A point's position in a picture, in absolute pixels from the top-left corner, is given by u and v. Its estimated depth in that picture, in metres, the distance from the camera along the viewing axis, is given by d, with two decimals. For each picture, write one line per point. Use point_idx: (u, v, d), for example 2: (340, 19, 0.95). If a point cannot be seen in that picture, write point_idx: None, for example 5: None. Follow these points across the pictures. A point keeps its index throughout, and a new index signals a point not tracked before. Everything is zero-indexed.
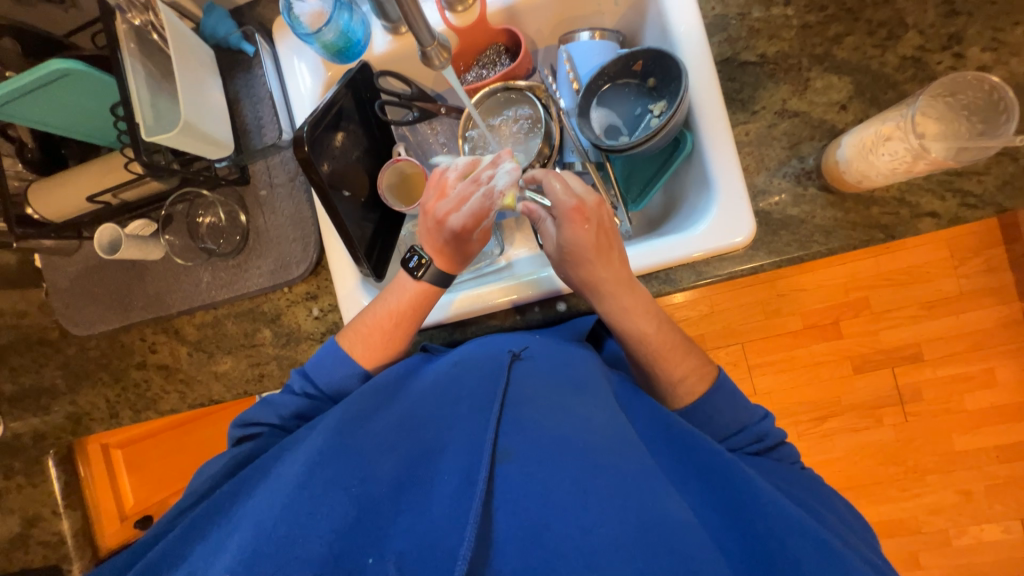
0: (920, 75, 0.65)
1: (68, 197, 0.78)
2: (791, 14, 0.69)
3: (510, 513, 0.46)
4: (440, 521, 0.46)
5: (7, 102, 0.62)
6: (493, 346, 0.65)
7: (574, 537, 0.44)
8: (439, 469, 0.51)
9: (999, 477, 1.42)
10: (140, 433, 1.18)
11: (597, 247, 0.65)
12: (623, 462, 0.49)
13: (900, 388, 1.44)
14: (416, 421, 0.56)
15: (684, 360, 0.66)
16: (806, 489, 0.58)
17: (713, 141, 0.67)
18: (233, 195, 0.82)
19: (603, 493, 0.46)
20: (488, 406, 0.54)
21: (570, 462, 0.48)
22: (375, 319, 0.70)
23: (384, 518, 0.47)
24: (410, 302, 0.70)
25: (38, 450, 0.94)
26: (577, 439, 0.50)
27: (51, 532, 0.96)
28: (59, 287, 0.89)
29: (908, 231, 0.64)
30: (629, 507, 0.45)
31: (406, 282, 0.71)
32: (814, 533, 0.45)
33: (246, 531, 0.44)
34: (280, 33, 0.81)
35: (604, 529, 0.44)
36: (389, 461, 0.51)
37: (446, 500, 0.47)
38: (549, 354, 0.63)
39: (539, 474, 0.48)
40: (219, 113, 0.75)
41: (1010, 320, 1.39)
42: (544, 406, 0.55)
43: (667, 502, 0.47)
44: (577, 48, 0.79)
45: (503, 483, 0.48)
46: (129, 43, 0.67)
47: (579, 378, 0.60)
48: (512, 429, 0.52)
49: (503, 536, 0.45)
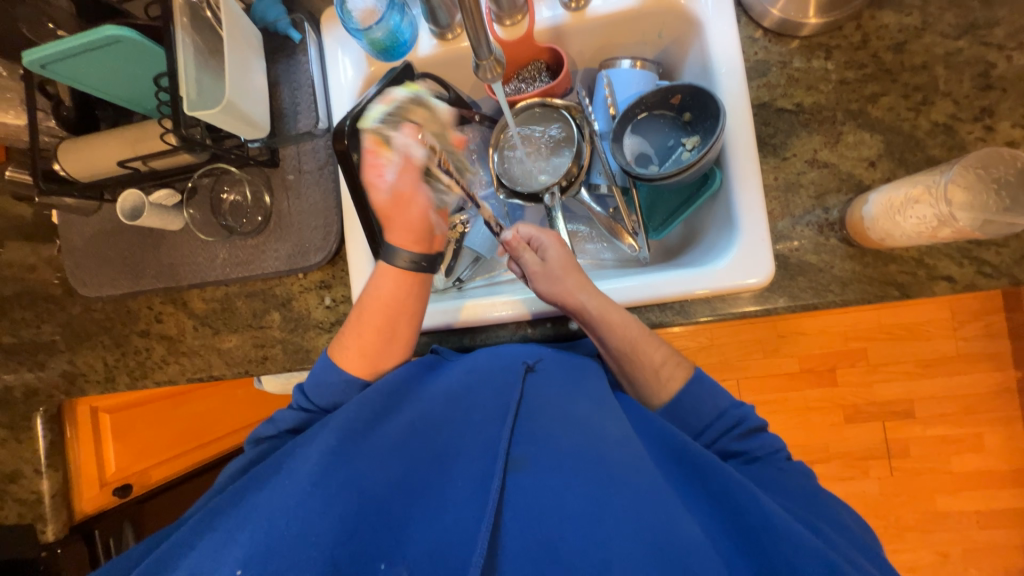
0: (950, 143, 0.66)
1: (96, 158, 0.78)
2: (831, 68, 0.70)
3: (522, 525, 0.48)
4: (452, 529, 0.48)
5: (56, 61, 0.63)
6: (506, 355, 0.64)
7: (585, 551, 0.45)
8: (450, 475, 0.53)
9: (978, 542, 1.42)
10: (129, 399, 1.13)
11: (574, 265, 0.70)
12: (634, 477, 0.50)
13: (890, 442, 1.45)
14: (427, 426, 0.57)
15: (659, 347, 0.66)
16: (836, 524, 0.54)
17: (744, 180, 0.69)
18: (261, 176, 0.83)
19: (615, 509, 0.47)
20: (502, 416, 0.55)
21: (580, 476, 0.50)
22: (362, 316, 0.68)
23: (397, 521, 0.48)
24: (392, 291, 0.69)
25: (28, 406, 0.93)
26: (588, 451, 0.52)
27: (29, 491, 0.94)
28: (72, 245, 0.89)
29: (923, 292, 0.65)
30: (641, 523, 0.46)
31: (385, 267, 0.70)
32: (835, 564, 0.44)
33: (259, 530, 0.45)
34: (328, 24, 0.83)
35: (615, 543, 0.45)
36: (399, 466, 0.52)
37: (458, 508, 0.49)
38: (563, 367, 0.63)
39: (551, 487, 0.50)
40: (260, 95, 0.76)
41: (1005, 388, 1.40)
42: (560, 420, 0.55)
43: (679, 519, 0.47)
44: (619, 74, 0.81)
45: (515, 495, 0.50)
46: (182, 18, 0.68)
47: (594, 391, 0.60)
48: (525, 440, 0.53)
49: (514, 549, 0.47)
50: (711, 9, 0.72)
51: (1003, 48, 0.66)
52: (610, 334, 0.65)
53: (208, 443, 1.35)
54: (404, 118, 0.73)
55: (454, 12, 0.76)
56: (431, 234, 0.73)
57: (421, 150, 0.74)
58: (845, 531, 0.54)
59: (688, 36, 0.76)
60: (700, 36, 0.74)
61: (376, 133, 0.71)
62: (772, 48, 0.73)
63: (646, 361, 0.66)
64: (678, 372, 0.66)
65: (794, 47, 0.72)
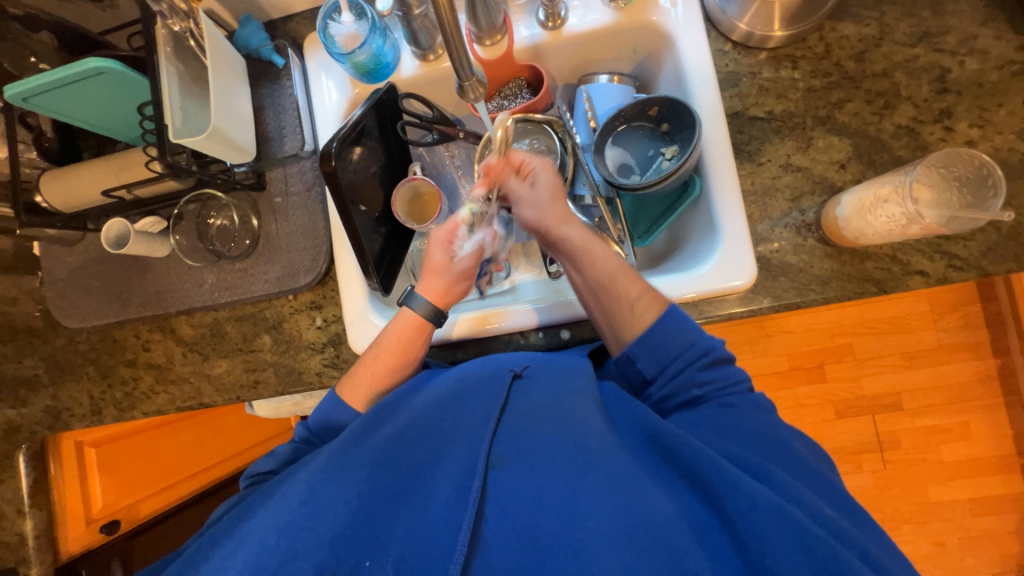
0: (914, 144, 0.70)
1: (79, 188, 0.77)
2: (798, 77, 0.74)
3: (503, 516, 0.47)
4: (436, 527, 0.47)
5: (38, 94, 0.63)
6: (496, 364, 0.65)
7: (565, 533, 0.45)
8: (434, 476, 0.52)
9: (973, 530, 1.44)
10: (116, 432, 1.09)
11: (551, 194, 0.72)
12: (610, 460, 0.50)
13: (881, 435, 1.47)
14: (413, 432, 0.55)
15: (635, 281, 0.64)
16: (795, 466, 0.51)
17: (721, 187, 0.71)
18: (248, 200, 0.83)
19: (591, 491, 0.47)
20: (488, 419, 0.55)
21: (559, 468, 0.49)
22: (376, 360, 0.69)
23: (381, 522, 0.47)
24: (409, 337, 0.70)
25: (10, 444, 0.91)
26: (566, 440, 0.51)
27: (12, 533, 0.92)
28: (55, 277, 0.87)
29: (899, 287, 0.68)
30: (617, 502, 0.46)
31: (407, 313, 0.71)
32: (787, 513, 0.43)
33: (249, 551, 0.46)
34: (311, 49, 0.84)
35: (592, 522, 0.45)
36: (384, 472, 0.51)
37: (440, 508, 0.48)
38: (553, 367, 0.63)
39: (531, 480, 0.49)
40: (245, 120, 0.77)
41: (986, 376, 1.44)
42: (545, 418, 0.55)
43: (650, 494, 0.48)
44: (597, 89, 0.83)
45: (497, 490, 0.49)
46: (165, 48, 0.68)
47: (581, 385, 0.60)
48: (508, 437, 0.53)
49: (495, 541, 0.46)
50: (681, 25, 0.75)
51: (956, 54, 0.70)
52: (588, 263, 0.67)
53: (200, 472, 1.30)
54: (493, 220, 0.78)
55: (435, 35, 0.78)
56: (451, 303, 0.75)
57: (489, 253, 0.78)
58: (806, 473, 0.51)
59: (662, 51, 0.79)
60: (673, 50, 0.77)
61: (472, 218, 0.75)
62: (741, 59, 0.76)
63: (621, 294, 0.64)
64: (653, 307, 0.62)
65: (762, 58, 0.75)
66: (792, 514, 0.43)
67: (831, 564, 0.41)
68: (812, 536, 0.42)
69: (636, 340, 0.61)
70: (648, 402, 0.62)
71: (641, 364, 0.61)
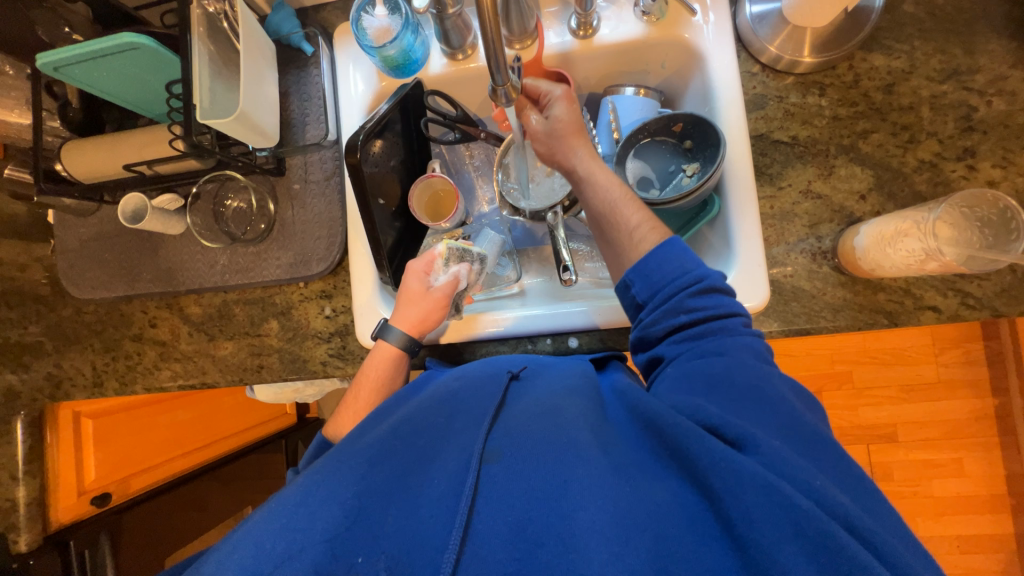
0: (935, 179, 0.70)
1: (99, 161, 0.78)
2: (824, 104, 0.74)
3: (496, 508, 0.46)
4: (431, 520, 0.47)
5: (70, 64, 0.64)
6: (494, 364, 0.68)
7: (556, 526, 0.44)
8: (429, 472, 0.51)
9: (958, 567, 1.45)
10: (115, 404, 1.09)
11: (566, 134, 0.70)
12: (599, 451, 0.49)
13: (874, 466, 1.48)
14: (411, 428, 0.56)
15: (637, 210, 0.65)
16: (789, 430, 0.46)
17: (740, 208, 0.71)
18: (266, 184, 0.83)
19: (581, 481, 0.46)
20: (483, 417, 0.56)
21: (549, 458, 0.49)
22: (359, 392, 0.73)
23: (375, 517, 0.47)
24: (388, 366, 0.73)
25: (8, 410, 0.91)
26: (558, 435, 0.51)
27: (3, 498, 0.92)
28: (67, 246, 0.87)
29: (910, 321, 0.68)
30: (607, 495, 0.45)
31: (383, 344, 0.74)
32: (773, 487, 0.40)
33: (245, 551, 0.43)
34: (341, 39, 0.84)
35: (583, 513, 0.44)
36: (379, 469, 0.50)
37: (434, 502, 0.48)
38: (549, 372, 0.65)
39: (523, 471, 0.48)
40: (271, 106, 0.77)
41: (983, 414, 1.44)
42: (535, 412, 0.55)
43: (641, 486, 0.46)
44: (622, 101, 0.83)
45: (490, 483, 0.48)
46: (199, 28, 0.68)
47: (574, 383, 0.61)
48: (501, 433, 0.53)
49: (486, 532, 0.45)
50: (711, 44, 0.75)
51: (984, 93, 0.70)
52: (591, 192, 0.68)
53: (194, 450, 1.30)
54: (469, 258, 0.82)
55: (466, 35, 0.79)
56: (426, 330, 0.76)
57: (467, 283, 0.80)
58: (804, 440, 0.46)
59: (690, 68, 0.80)
60: (701, 68, 0.77)
61: (449, 254, 0.80)
62: (769, 83, 0.76)
63: (621, 223, 0.64)
64: (654, 234, 0.62)
65: (789, 83, 0.75)
66: (780, 489, 0.40)
67: (823, 542, 0.38)
68: (798, 508, 0.39)
69: (634, 266, 0.61)
70: (639, 328, 0.60)
71: (635, 289, 0.60)
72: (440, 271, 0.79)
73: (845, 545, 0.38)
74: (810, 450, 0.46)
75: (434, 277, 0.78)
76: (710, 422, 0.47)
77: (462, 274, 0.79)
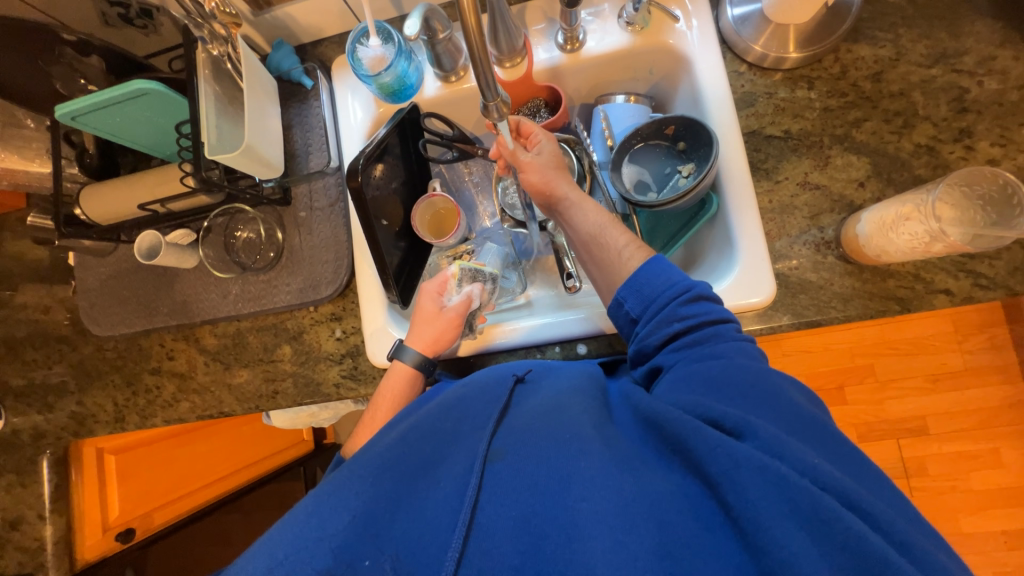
0: (933, 162, 0.70)
1: (116, 203, 0.81)
2: (814, 97, 0.75)
3: (500, 505, 0.47)
4: (438, 520, 0.47)
5: (85, 113, 0.67)
6: (500, 370, 0.68)
7: (559, 518, 0.45)
8: (436, 476, 0.52)
9: (1008, 565, 1.38)
10: (135, 440, 1.12)
11: (554, 169, 0.73)
12: (602, 446, 0.49)
13: (906, 461, 1.43)
14: (420, 434, 0.56)
15: (623, 232, 0.67)
16: (787, 417, 0.46)
17: (739, 204, 0.72)
18: (274, 214, 0.86)
19: (584, 475, 0.46)
20: (487, 419, 0.56)
21: (552, 453, 0.49)
22: (374, 414, 0.73)
23: (382, 519, 0.47)
24: (402, 384, 0.74)
25: (36, 449, 0.93)
26: (561, 429, 0.51)
27: (30, 538, 0.94)
28: (88, 286, 0.91)
29: (922, 306, 0.67)
30: (610, 487, 0.45)
31: (399, 364, 0.75)
32: (769, 468, 0.40)
33: (259, 559, 0.44)
34: (339, 72, 0.88)
35: (585, 504, 0.44)
36: (387, 474, 0.51)
37: (440, 502, 0.48)
38: (552, 372, 0.65)
39: (527, 468, 0.49)
40: (274, 138, 0.80)
41: (1016, 401, 1.39)
42: (538, 410, 0.55)
43: (643, 474, 0.46)
44: (614, 109, 0.85)
45: (495, 480, 0.49)
46: (205, 70, 0.72)
47: (578, 381, 0.61)
48: (505, 434, 0.53)
49: (491, 528, 0.46)
50: (697, 48, 0.77)
51: (974, 74, 0.70)
52: (580, 218, 0.70)
53: (216, 481, 1.32)
54: (481, 277, 0.83)
55: (458, 58, 0.82)
56: (440, 347, 0.77)
57: (479, 301, 0.80)
58: (804, 426, 0.45)
59: (677, 72, 0.82)
60: (689, 71, 0.79)
61: (461, 274, 0.81)
62: (757, 80, 0.77)
63: (610, 245, 0.66)
64: (641, 254, 0.64)
65: (777, 79, 0.76)
66: (777, 471, 0.39)
67: (817, 515, 0.38)
68: (795, 486, 0.38)
69: (624, 284, 0.61)
70: (635, 342, 0.60)
71: (628, 305, 0.60)
72: (455, 291, 0.80)
73: (841, 517, 0.37)
74: (810, 436, 0.45)
75: (450, 297, 0.79)
76: (709, 415, 0.46)
77: (473, 295, 0.79)
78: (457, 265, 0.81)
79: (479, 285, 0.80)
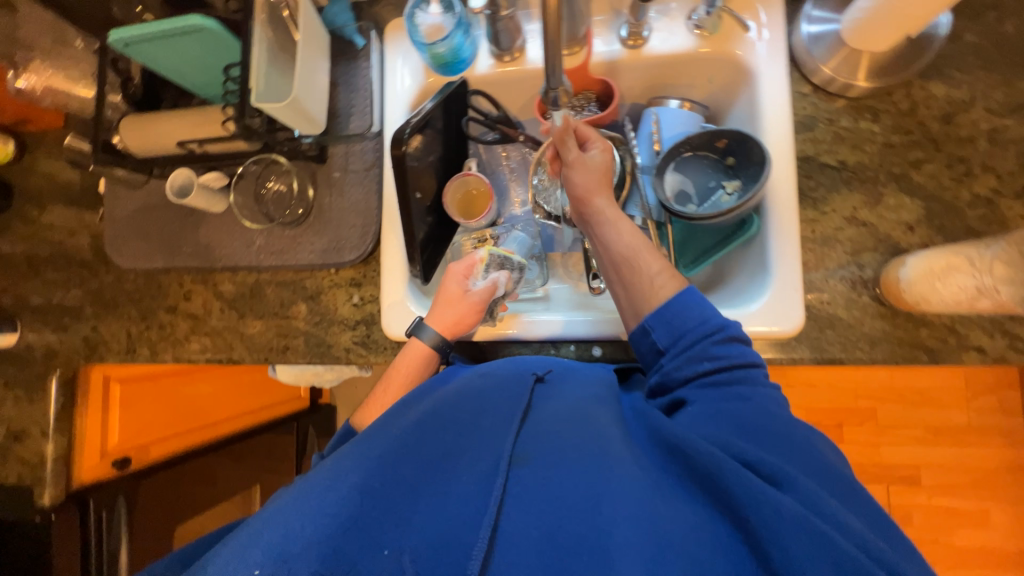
0: (989, 216, 0.67)
1: (154, 137, 0.81)
2: (877, 130, 0.72)
3: (524, 513, 0.46)
4: (456, 518, 0.46)
5: (138, 42, 0.67)
6: (518, 365, 0.67)
7: (586, 537, 0.43)
8: (455, 468, 0.51)
9: None
10: (145, 372, 1.11)
11: (596, 181, 0.69)
12: (631, 469, 0.48)
13: (893, 507, 1.42)
14: (438, 424, 0.56)
15: (657, 258, 0.64)
16: (820, 471, 0.45)
17: (780, 230, 0.70)
18: (307, 170, 0.85)
19: (612, 498, 0.45)
20: (511, 419, 0.55)
21: (578, 469, 0.48)
22: (386, 389, 0.74)
23: (400, 511, 0.47)
24: (415, 364, 0.74)
25: (46, 366, 0.96)
26: (586, 446, 0.50)
27: (32, 452, 0.98)
28: (115, 216, 0.91)
29: (951, 359, 0.66)
30: (642, 513, 0.43)
31: (415, 341, 0.75)
32: (813, 526, 0.39)
33: (276, 532, 0.44)
34: (392, 34, 0.86)
35: (614, 529, 0.43)
36: (406, 461, 0.50)
37: (461, 500, 0.48)
38: (573, 379, 0.64)
39: (552, 479, 0.48)
40: (321, 93, 0.79)
41: (1015, 465, 1.38)
42: (562, 421, 0.55)
43: (671, 504, 0.45)
44: (666, 113, 0.83)
45: (517, 487, 0.48)
46: (261, 14, 0.71)
47: (601, 393, 0.61)
48: (530, 439, 0.53)
49: (512, 537, 0.45)
50: (764, 62, 0.74)
51: None
52: (613, 235, 0.67)
53: (214, 423, 1.34)
54: (508, 265, 0.83)
55: (516, 38, 0.80)
56: (465, 330, 0.77)
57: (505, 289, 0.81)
58: (832, 481, 0.45)
59: (738, 85, 0.79)
60: (751, 84, 0.76)
61: (489, 260, 0.81)
62: (820, 104, 0.74)
63: (642, 269, 0.64)
64: (674, 283, 0.62)
65: (841, 106, 0.74)
66: (821, 529, 0.38)
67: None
68: (840, 550, 0.37)
69: (653, 313, 0.60)
70: (659, 373, 0.59)
71: (656, 335, 0.60)
72: (482, 274, 0.80)
73: None
74: (836, 490, 0.45)
75: (477, 279, 0.80)
76: (745, 458, 0.45)
77: (502, 280, 0.79)
78: (486, 249, 0.81)
79: (507, 273, 0.80)
